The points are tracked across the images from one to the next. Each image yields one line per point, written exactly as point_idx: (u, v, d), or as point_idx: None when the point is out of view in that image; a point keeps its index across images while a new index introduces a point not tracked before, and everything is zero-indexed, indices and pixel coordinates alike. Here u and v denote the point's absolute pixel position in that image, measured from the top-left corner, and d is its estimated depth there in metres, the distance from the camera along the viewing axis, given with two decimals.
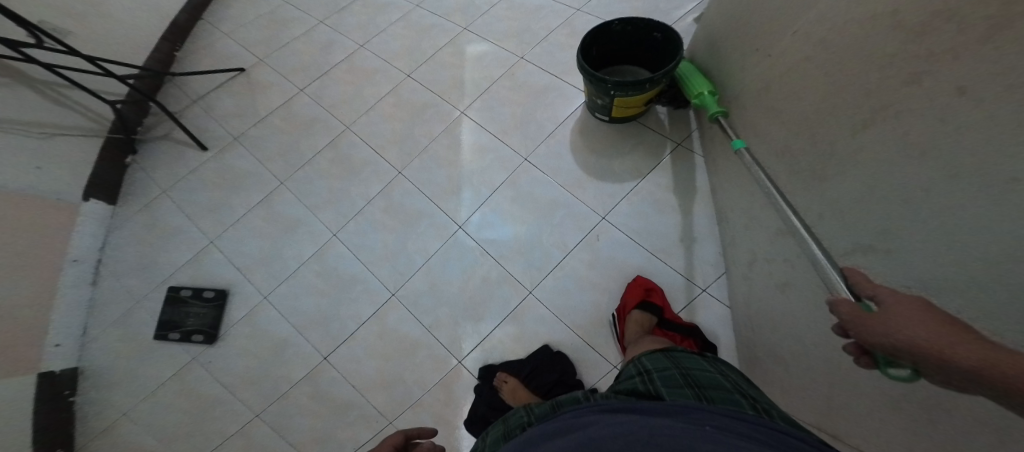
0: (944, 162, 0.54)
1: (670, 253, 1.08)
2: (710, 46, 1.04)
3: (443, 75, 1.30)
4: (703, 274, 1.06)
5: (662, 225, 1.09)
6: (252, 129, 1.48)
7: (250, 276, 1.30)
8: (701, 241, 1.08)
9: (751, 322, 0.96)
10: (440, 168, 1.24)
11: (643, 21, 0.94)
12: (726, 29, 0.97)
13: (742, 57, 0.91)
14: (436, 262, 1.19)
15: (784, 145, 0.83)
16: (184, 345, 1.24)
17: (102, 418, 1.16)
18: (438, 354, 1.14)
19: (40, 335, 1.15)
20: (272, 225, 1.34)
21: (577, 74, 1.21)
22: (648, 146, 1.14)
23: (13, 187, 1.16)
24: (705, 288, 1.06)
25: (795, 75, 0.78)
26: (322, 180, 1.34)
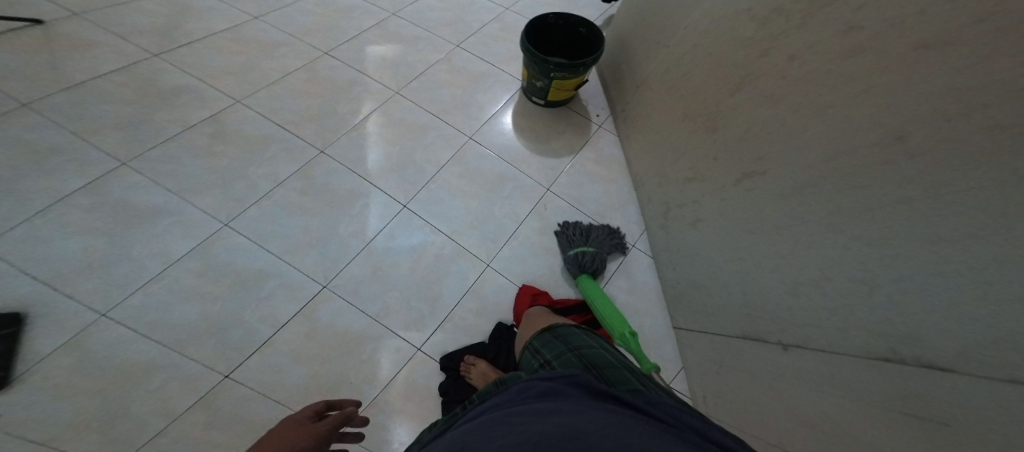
0: (802, 86, 0.73)
1: (606, 216, 1.21)
2: (624, 48, 1.33)
3: (370, 55, 1.28)
4: (631, 231, 1.21)
5: (594, 193, 1.23)
6: (60, 94, 1.05)
7: (66, 289, 0.85)
8: (624, 205, 1.24)
9: (673, 263, 1.11)
10: (375, 145, 1.14)
11: (572, 17, 1.16)
12: (638, 31, 1.26)
13: (649, 53, 1.20)
14: (379, 244, 1.05)
15: (683, 110, 1.06)
16: None
17: None
18: (391, 345, 0.96)
19: None
20: (111, 217, 0.94)
21: (511, 65, 1.36)
22: (577, 127, 1.33)
23: None
24: (635, 244, 1.20)
25: (692, 57, 1.03)
26: (203, 160, 1.05)
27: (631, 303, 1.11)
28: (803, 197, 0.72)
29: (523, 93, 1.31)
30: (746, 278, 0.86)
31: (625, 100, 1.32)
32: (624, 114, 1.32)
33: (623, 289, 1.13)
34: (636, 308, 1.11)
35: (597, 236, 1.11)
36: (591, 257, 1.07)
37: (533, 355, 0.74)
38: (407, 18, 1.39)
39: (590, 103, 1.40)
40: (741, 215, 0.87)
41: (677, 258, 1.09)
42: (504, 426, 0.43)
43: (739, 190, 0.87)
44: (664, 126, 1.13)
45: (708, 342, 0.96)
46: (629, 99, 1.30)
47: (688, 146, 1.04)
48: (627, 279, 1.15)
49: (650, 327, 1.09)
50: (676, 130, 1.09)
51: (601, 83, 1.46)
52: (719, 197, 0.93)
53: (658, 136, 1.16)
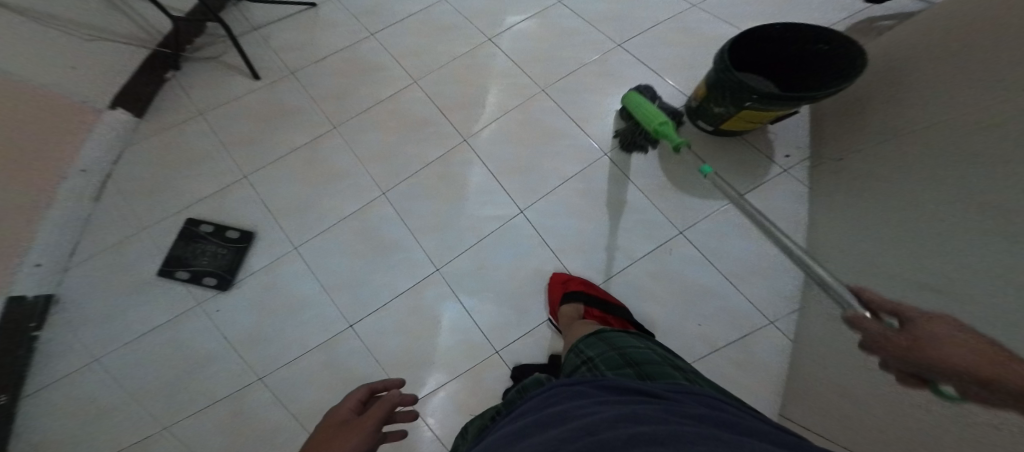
0: None
1: (747, 280, 0.99)
2: (868, 84, 1.01)
3: (528, 47, 1.27)
4: (774, 305, 0.96)
5: (740, 248, 1.02)
6: (311, 66, 1.35)
7: (279, 220, 1.20)
8: (779, 272, 0.99)
9: (820, 363, 0.84)
10: (509, 144, 1.16)
11: (806, 29, 0.92)
12: (910, 67, 0.92)
13: (908, 98, 0.89)
14: (488, 244, 1.09)
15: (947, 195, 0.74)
16: (191, 286, 1.19)
17: (73, 361, 1.11)
18: (472, 340, 1.03)
19: (19, 252, 1.09)
20: (315, 169, 1.22)
21: (676, 74, 1.19)
22: (747, 166, 1.12)
23: (38, 82, 1.12)
24: (773, 321, 0.95)
25: (985, 123, 0.71)
26: (378, 132, 1.23)
27: (741, 389, 0.91)
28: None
29: (687, 113, 1.13)
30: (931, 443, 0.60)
31: (841, 147, 1.03)
32: (829, 166, 1.05)
33: (737, 366, 0.92)
34: (743, 396, 0.91)
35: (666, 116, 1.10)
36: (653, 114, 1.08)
37: (577, 355, 0.81)
38: (571, 8, 1.30)
39: (778, 140, 1.14)
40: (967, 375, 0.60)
41: (824, 362, 0.82)
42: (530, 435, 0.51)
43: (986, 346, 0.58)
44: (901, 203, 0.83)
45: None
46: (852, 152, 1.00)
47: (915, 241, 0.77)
48: (745, 358, 0.93)
49: None
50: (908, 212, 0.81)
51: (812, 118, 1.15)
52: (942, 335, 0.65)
53: (874, 209, 0.89)
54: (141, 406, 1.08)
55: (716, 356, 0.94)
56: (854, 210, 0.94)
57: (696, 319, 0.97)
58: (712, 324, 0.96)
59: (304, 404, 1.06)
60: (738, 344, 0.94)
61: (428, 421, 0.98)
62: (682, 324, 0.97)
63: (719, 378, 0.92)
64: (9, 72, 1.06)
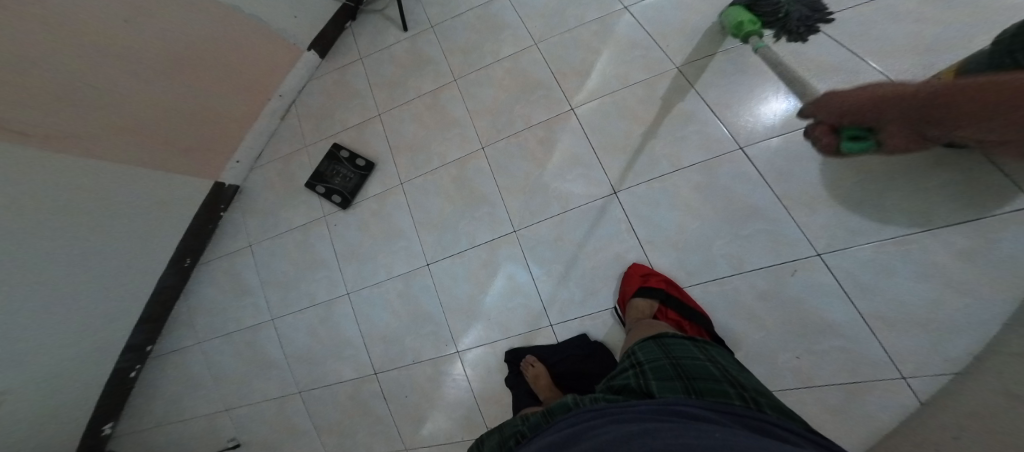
0: None
1: (896, 328, 0.77)
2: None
3: (673, 16, 1.06)
4: (923, 362, 0.74)
5: (901, 289, 0.77)
6: (451, 20, 1.33)
7: (396, 158, 1.32)
8: (955, 331, 0.74)
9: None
10: (622, 119, 1.02)
11: None
12: None
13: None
14: (571, 218, 1.00)
15: None
16: (324, 201, 1.40)
17: (237, 244, 1.47)
18: (532, 309, 1.01)
19: (229, 153, 1.44)
20: (434, 116, 1.27)
21: (897, 62, 0.90)
22: (976, 190, 0.76)
23: (274, 26, 1.35)
24: (907, 376, 0.75)
25: None
26: (493, 89, 1.19)
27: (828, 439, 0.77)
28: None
29: None
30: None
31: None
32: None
33: (833, 416, 0.78)
34: None
35: None
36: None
37: (630, 358, 0.75)
38: None
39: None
40: None
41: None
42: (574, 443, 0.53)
43: None
44: None
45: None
46: None
47: None
48: (842, 406, 0.78)
49: None
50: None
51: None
52: None
53: None
54: (270, 295, 1.38)
55: (804, 392, 0.80)
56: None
57: (796, 351, 0.81)
58: (819, 363, 0.79)
59: (379, 327, 1.20)
60: (844, 388, 0.78)
61: (466, 371, 1.07)
62: (777, 356, 0.82)
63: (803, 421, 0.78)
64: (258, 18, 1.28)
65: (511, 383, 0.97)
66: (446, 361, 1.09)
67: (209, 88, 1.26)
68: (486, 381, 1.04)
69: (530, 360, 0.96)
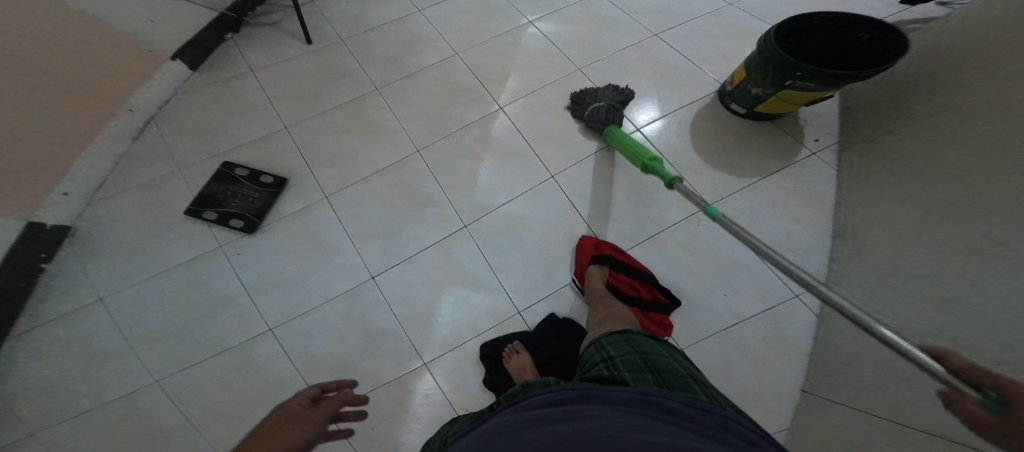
0: None
1: (777, 257, 0.99)
2: (927, 73, 0.99)
3: (571, 31, 1.30)
4: (800, 280, 0.98)
5: (770, 226, 1.02)
6: (363, 34, 1.42)
7: (315, 171, 1.24)
8: (806, 250, 0.99)
9: (846, 338, 0.85)
10: (547, 114, 1.18)
11: (851, 19, 0.97)
12: (930, 66, 0.99)
13: (989, 80, 0.84)
14: (520, 204, 1.11)
15: (969, 179, 0.78)
16: (215, 228, 1.18)
17: (81, 297, 1.09)
18: (498, 300, 1.07)
19: (55, 179, 1.11)
20: (356, 124, 1.28)
21: (712, 65, 1.20)
22: (780, 147, 1.11)
23: (118, 26, 1.16)
24: (797, 294, 0.97)
25: (1001, 116, 0.78)
26: (420, 95, 1.28)
27: (770, 363, 0.91)
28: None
29: (720, 97, 1.15)
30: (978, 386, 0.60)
31: (878, 133, 1.03)
32: (874, 148, 1.02)
33: (764, 341, 0.93)
34: (770, 370, 0.92)
35: (598, 93, 1.12)
36: (607, 111, 1.08)
37: (598, 350, 0.78)
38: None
39: (811, 126, 1.14)
40: (999, 322, 0.61)
41: (857, 336, 0.83)
42: (539, 418, 0.49)
43: (1007, 300, 0.61)
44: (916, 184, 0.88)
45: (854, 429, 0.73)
46: (867, 136, 1.05)
47: (973, 229, 0.73)
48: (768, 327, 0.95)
49: (773, 395, 0.89)
50: (973, 190, 0.77)
51: (841, 104, 1.17)
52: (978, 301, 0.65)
53: (925, 189, 0.86)
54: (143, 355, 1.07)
55: (740, 327, 0.95)
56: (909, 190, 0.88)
57: (723, 291, 0.99)
58: (739, 295, 0.98)
59: (320, 359, 1.04)
60: (764, 316, 0.96)
61: (438, 382, 1.02)
62: (710, 297, 0.99)
63: (745, 348, 0.94)
64: (91, 12, 1.09)
65: (491, 381, 0.98)
66: (415, 376, 1.02)
67: (19, 91, 0.98)
68: (464, 386, 1.01)
69: (508, 352, 0.99)
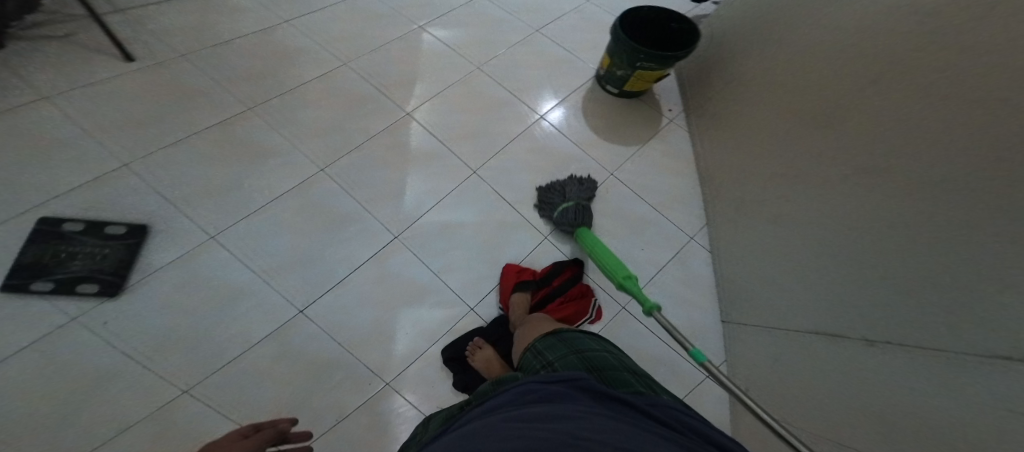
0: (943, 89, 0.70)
1: (670, 207, 1.19)
2: (721, 48, 1.29)
3: (462, 33, 1.35)
4: (691, 223, 1.18)
5: (660, 183, 1.21)
6: (214, 47, 1.25)
7: (186, 210, 1.02)
8: (689, 198, 1.21)
9: (739, 259, 1.06)
10: (457, 113, 1.22)
11: (664, 12, 1.21)
12: (728, 36, 1.27)
13: (764, 45, 1.13)
14: (448, 204, 1.12)
15: (777, 115, 1.03)
16: (55, 300, 0.87)
17: None
18: (448, 300, 1.03)
19: None
20: (232, 149, 1.11)
21: (588, 54, 1.37)
22: (649, 117, 1.31)
23: None
24: (692, 236, 1.16)
25: (786, 67, 1.04)
26: (310, 111, 1.19)
27: (691, 299, 1.08)
28: (918, 191, 0.70)
29: (597, 80, 1.33)
30: (822, 271, 0.84)
31: (706, 99, 1.30)
32: (709, 108, 1.28)
33: (682, 280, 1.10)
34: (694, 300, 1.08)
35: (570, 191, 1.09)
36: (574, 212, 1.06)
37: (535, 356, 0.79)
38: (494, 2, 1.45)
39: (664, 98, 1.38)
40: (838, 215, 0.83)
41: (746, 254, 1.04)
42: (502, 419, 0.51)
43: (839, 197, 0.84)
44: (749, 126, 1.12)
45: (763, 334, 0.94)
46: (705, 98, 1.30)
47: (793, 151, 0.97)
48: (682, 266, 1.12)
49: (700, 319, 1.06)
50: (782, 124, 1.01)
51: (678, 80, 1.44)
52: (819, 204, 0.88)
53: (748, 132, 1.12)
54: None
55: (662, 274, 1.10)
56: (743, 133, 1.13)
57: (640, 245, 1.13)
58: (652, 247, 1.13)
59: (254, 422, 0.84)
60: (675, 260, 1.12)
61: (406, 398, 0.93)
62: (631, 252, 1.11)
63: (671, 286, 1.09)
64: None
65: (462, 382, 0.94)
66: (379, 402, 0.91)
67: None
68: (436, 396, 0.94)
69: (472, 349, 0.96)
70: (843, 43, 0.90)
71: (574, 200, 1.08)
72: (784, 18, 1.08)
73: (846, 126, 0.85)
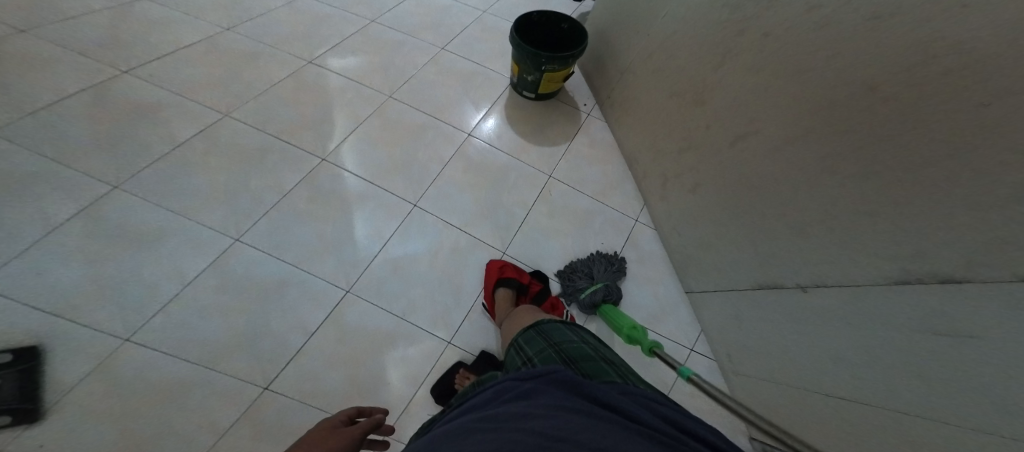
0: (795, 59, 0.81)
1: (608, 195, 1.27)
2: (605, 38, 1.38)
3: (360, 63, 1.27)
4: (632, 206, 1.27)
5: (593, 175, 1.28)
6: (39, 118, 1.00)
7: (78, 318, 0.84)
8: (623, 183, 1.31)
9: (677, 231, 1.17)
10: (378, 148, 1.15)
11: (554, 14, 1.24)
12: (611, 26, 1.35)
13: (642, 32, 1.22)
14: (394, 244, 1.06)
15: (670, 96, 1.14)
16: None
17: None
18: (421, 340, 0.99)
19: None
20: (112, 240, 0.92)
21: (497, 63, 1.38)
22: (566, 115, 1.37)
23: None
24: (637, 218, 1.26)
25: (667, 51, 1.13)
26: (200, 175, 1.03)
27: (642, 276, 1.18)
28: (797, 144, 0.82)
29: (512, 89, 1.34)
30: (743, 229, 0.96)
31: (609, 87, 1.38)
32: (614, 98, 1.36)
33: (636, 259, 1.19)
34: (648, 274, 1.18)
35: (599, 269, 1.09)
36: (602, 293, 1.05)
37: (518, 351, 0.79)
38: (388, 24, 1.38)
39: (576, 95, 1.45)
40: (745, 179, 0.94)
41: (684, 225, 1.15)
42: (478, 421, 0.48)
43: (738, 165, 0.96)
44: (651, 108, 1.22)
45: (716, 298, 1.07)
46: (608, 89, 1.39)
47: (693, 129, 1.08)
48: (632, 247, 1.21)
49: (655, 291, 1.17)
50: (677, 107, 1.12)
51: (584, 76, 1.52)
52: (727, 172, 0.99)
53: (651, 115, 1.22)
54: None
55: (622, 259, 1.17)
56: (648, 118, 1.23)
57: (595, 238, 1.19)
58: (605, 236, 1.20)
59: None
60: (628, 244, 1.21)
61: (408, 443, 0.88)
62: (588, 245, 1.17)
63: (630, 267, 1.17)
64: None
65: None
66: None
67: None
68: None
69: (461, 382, 0.93)
70: (707, 27, 1.01)
71: (604, 280, 1.06)
72: (651, 6, 1.18)
73: (726, 94, 0.97)
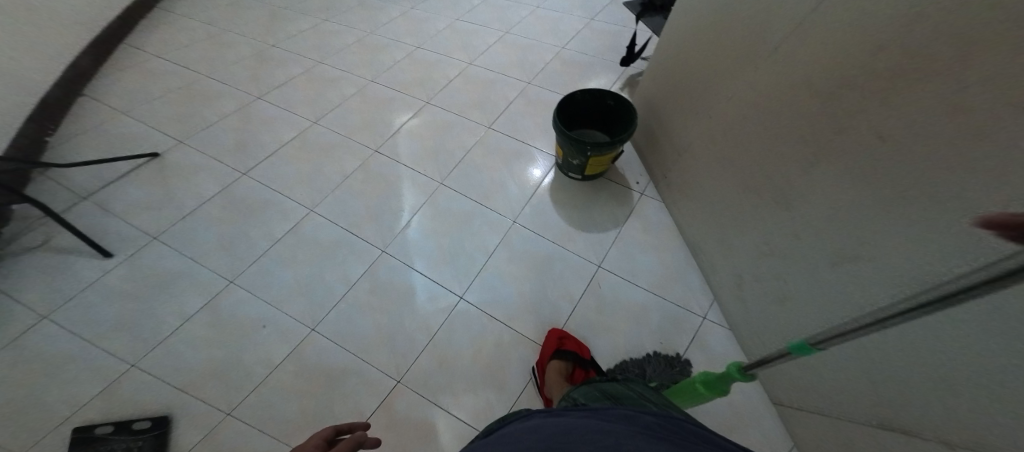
0: (909, 173, 0.65)
1: (666, 286, 1.18)
2: (656, 115, 1.31)
3: (415, 146, 1.43)
4: (698, 301, 1.16)
5: (648, 264, 1.21)
6: (179, 224, 1.27)
7: (196, 393, 1.04)
8: (686, 272, 1.21)
9: (760, 337, 1.02)
10: (429, 238, 1.25)
11: (599, 91, 1.18)
12: (664, 99, 1.27)
13: (702, 109, 1.11)
14: (440, 338, 1.12)
15: (740, 184, 1.01)
16: None
17: None
18: (465, 433, 1.00)
19: None
20: (221, 330, 1.13)
21: (541, 141, 1.45)
22: (616, 196, 1.34)
23: None
24: (705, 316, 1.14)
25: (734, 132, 1.00)
26: (286, 269, 1.21)
27: None
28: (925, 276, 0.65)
29: (559, 169, 1.32)
30: (867, 377, 0.78)
31: (666, 167, 1.29)
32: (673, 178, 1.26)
33: (705, 362, 1.07)
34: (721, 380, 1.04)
35: (656, 372, 1.01)
36: None
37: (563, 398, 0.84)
38: (440, 104, 1.55)
39: (627, 171, 1.41)
40: (847, 302, 0.79)
41: (766, 333, 1.00)
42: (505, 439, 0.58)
43: (834, 285, 0.81)
44: (717, 195, 1.09)
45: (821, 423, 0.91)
46: (665, 166, 1.30)
47: (772, 231, 0.94)
48: (699, 347, 1.09)
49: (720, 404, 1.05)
50: (750, 198, 0.99)
51: (637, 149, 1.48)
52: (824, 291, 0.83)
53: (717, 201, 1.10)
54: None
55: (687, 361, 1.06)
56: (711, 206, 1.12)
57: (654, 336, 1.10)
58: (665, 334, 1.10)
59: None
60: (697, 346, 1.09)
61: None
62: (645, 344, 1.09)
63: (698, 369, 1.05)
64: None
65: None
66: None
67: None
68: None
69: None
70: (776, 117, 0.88)
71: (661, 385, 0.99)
72: (709, 83, 1.07)
73: (822, 207, 0.80)
